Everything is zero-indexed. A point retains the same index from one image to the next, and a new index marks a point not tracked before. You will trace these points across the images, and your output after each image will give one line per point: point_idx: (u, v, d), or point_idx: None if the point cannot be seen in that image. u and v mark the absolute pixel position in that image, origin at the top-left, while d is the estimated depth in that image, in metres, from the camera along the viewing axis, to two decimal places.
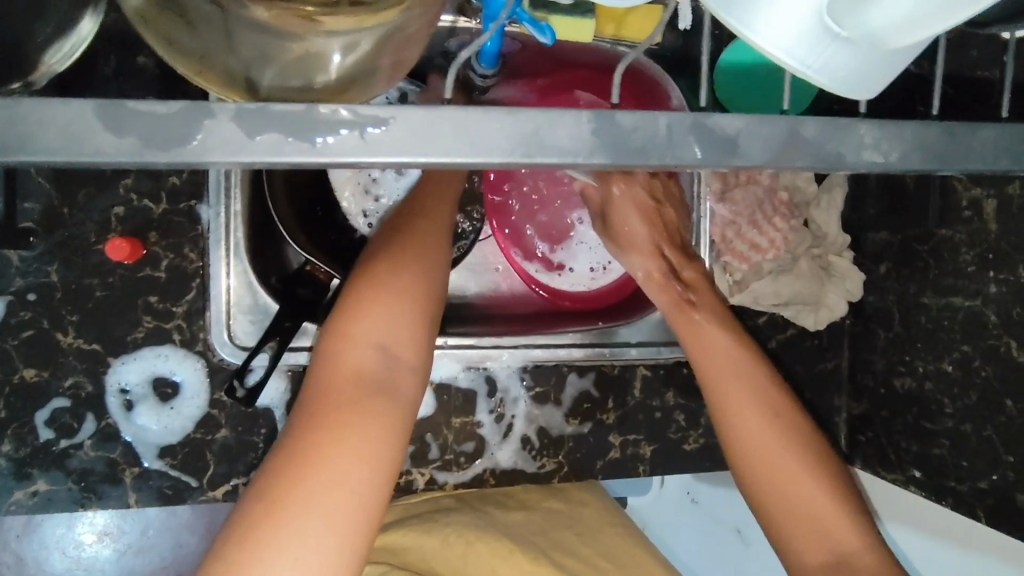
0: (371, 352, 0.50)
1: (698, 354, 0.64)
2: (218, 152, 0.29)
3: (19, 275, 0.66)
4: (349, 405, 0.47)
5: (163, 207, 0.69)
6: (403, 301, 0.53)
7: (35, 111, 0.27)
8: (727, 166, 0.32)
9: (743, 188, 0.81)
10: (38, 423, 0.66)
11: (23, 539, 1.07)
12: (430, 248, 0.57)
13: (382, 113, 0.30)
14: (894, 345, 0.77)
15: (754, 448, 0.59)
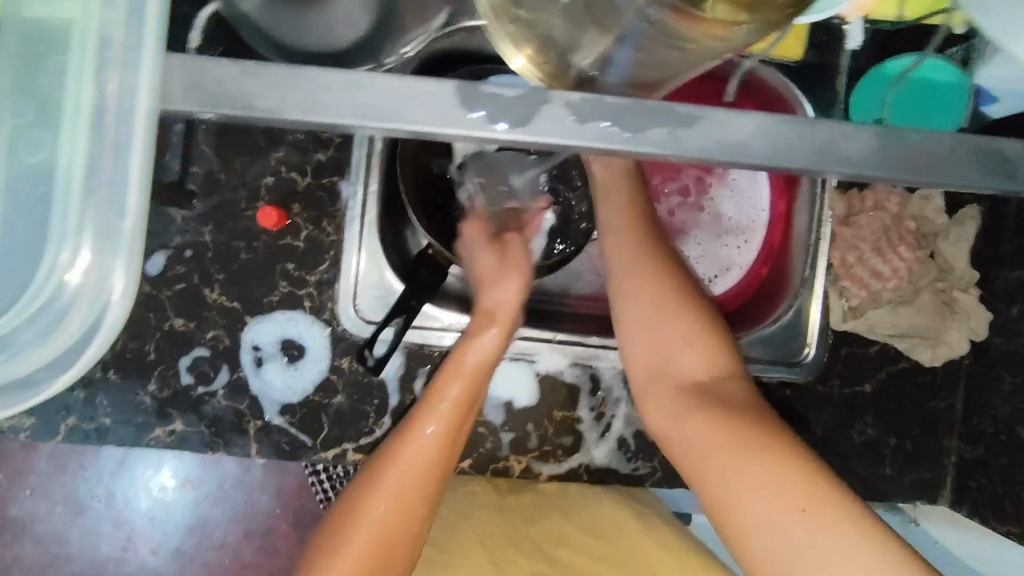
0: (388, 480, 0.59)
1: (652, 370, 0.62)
2: (554, 133, 0.36)
3: (179, 232, 0.72)
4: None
5: (308, 181, 0.74)
6: (400, 489, 0.59)
7: (422, 88, 0.36)
8: (1004, 186, 0.38)
9: (869, 214, 0.79)
10: (180, 368, 0.73)
11: (116, 476, 1.16)
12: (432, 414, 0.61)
13: (695, 113, 0.36)
14: (1021, 391, 0.73)
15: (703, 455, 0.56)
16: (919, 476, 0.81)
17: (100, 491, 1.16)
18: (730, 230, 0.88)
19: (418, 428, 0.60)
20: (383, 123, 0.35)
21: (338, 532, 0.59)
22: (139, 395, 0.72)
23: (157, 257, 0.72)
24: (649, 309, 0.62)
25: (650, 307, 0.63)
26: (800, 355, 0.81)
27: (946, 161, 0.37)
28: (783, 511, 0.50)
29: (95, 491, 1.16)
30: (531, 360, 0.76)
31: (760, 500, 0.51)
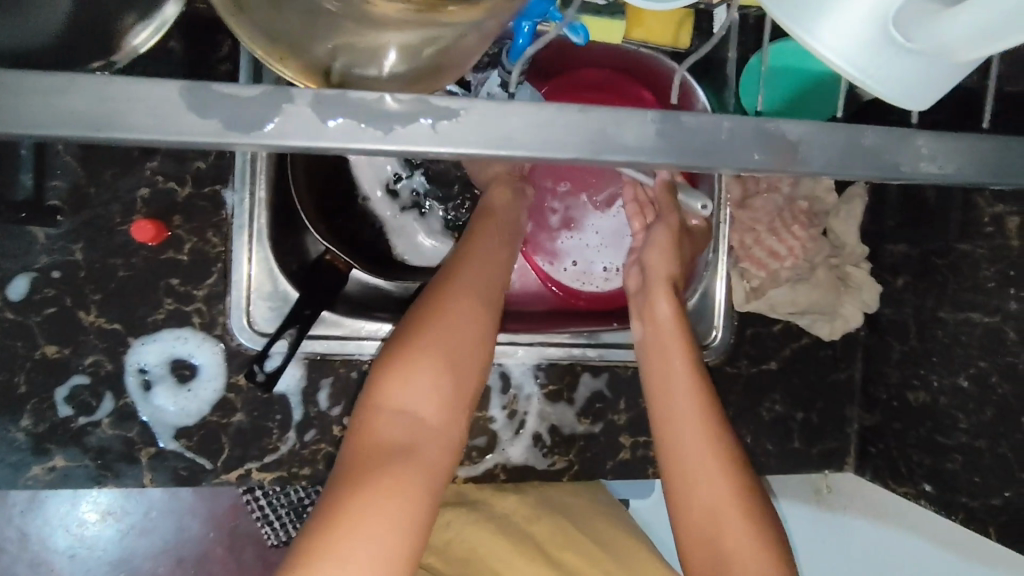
0: (402, 404, 0.54)
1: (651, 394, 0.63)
2: (293, 133, 0.31)
3: (44, 252, 0.66)
4: (383, 466, 0.51)
5: (188, 190, 0.69)
6: (431, 366, 0.54)
7: (125, 91, 0.30)
8: (788, 172, 0.35)
9: (763, 196, 0.80)
10: (57, 399, 0.67)
11: (27, 515, 1.08)
12: (472, 296, 0.57)
13: (453, 105, 0.33)
14: (909, 358, 0.77)
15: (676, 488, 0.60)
16: (825, 446, 0.84)
17: (10, 533, 1.08)
18: None
19: (431, 346, 0.55)
20: (81, 133, 0.30)
21: (366, 428, 0.53)
22: (12, 432, 0.67)
23: (20, 281, 0.66)
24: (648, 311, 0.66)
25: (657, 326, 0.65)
26: (709, 337, 0.82)
27: (729, 146, 0.34)
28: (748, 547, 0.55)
29: (5, 534, 1.08)
30: None
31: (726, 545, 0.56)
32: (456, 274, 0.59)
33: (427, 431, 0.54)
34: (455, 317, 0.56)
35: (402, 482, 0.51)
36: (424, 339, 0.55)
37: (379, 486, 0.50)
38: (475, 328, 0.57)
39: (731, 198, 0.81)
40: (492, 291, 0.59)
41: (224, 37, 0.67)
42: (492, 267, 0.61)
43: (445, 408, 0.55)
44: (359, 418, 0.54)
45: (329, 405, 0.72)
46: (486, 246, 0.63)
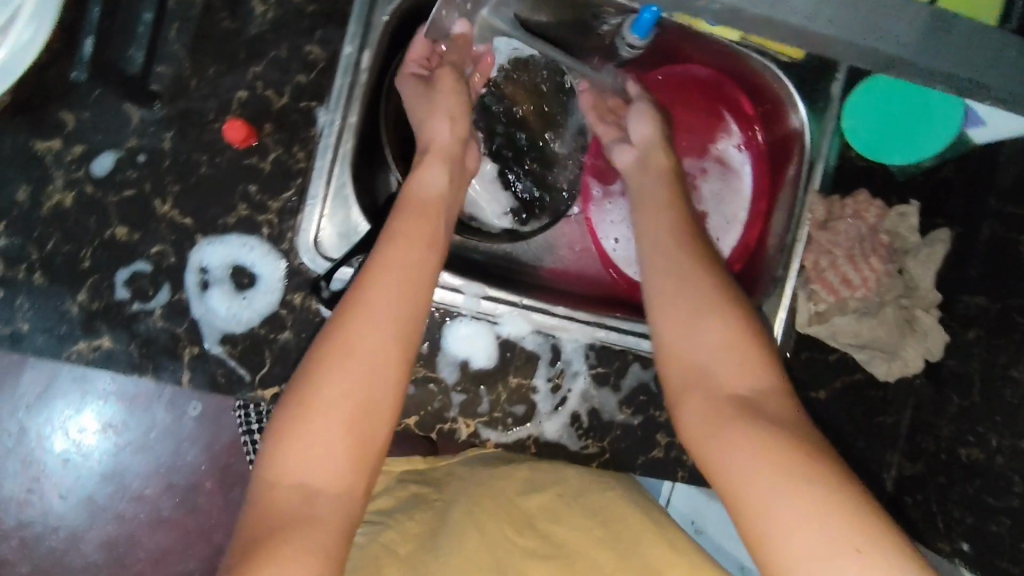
0: (294, 478, 0.52)
1: (682, 399, 0.59)
2: None
3: (135, 134, 0.66)
4: (271, 540, 0.50)
5: (284, 102, 0.69)
6: (325, 418, 0.53)
7: None
8: None
9: (847, 221, 0.78)
10: (117, 281, 0.67)
11: (32, 411, 1.12)
12: (360, 344, 0.56)
13: None
14: (967, 413, 0.74)
15: (719, 471, 0.54)
16: None
17: (11, 425, 1.11)
18: (712, 220, 0.86)
19: (322, 407, 0.54)
20: None
21: (266, 496, 0.53)
22: (66, 304, 0.67)
23: (106, 157, 0.66)
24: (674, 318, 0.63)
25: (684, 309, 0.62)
26: None
27: None
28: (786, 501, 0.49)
29: (6, 425, 1.11)
30: (494, 322, 0.74)
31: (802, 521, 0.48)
32: (353, 320, 0.57)
33: (325, 494, 0.52)
34: (344, 376, 0.55)
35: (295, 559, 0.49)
36: (315, 399, 0.54)
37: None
38: (374, 378, 0.55)
39: (814, 218, 0.79)
40: (392, 330, 0.57)
41: None
42: (404, 299, 0.58)
43: (349, 474, 0.53)
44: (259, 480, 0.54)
45: None
46: (401, 267, 0.60)
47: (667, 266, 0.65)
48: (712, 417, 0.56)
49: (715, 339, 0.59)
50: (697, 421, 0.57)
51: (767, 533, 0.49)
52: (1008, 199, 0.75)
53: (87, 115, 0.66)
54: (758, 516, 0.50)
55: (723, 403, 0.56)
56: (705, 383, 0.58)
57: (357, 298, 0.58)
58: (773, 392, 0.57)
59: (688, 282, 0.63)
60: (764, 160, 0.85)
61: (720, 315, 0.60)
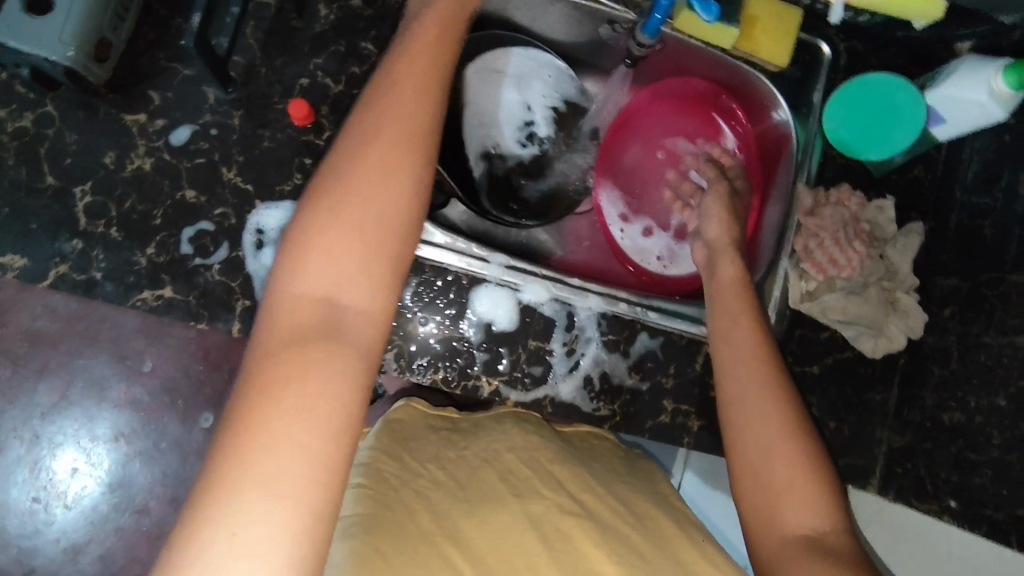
0: (314, 293, 0.49)
1: (732, 445, 0.64)
2: None
3: (209, 111, 0.77)
4: (302, 352, 0.46)
5: (340, 89, 0.79)
6: (351, 227, 0.50)
7: None
8: None
9: (832, 207, 0.87)
10: (183, 237, 0.75)
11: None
12: (393, 149, 0.53)
13: None
14: (948, 381, 0.82)
15: (758, 515, 0.60)
16: (849, 460, 0.88)
17: (22, 432, 1.11)
18: None
19: (339, 233, 0.50)
20: None
21: (287, 311, 0.49)
22: (136, 256, 0.74)
23: (183, 130, 0.76)
24: (737, 378, 0.66)
25: (748, 400, 0.65)
26: None
27: None
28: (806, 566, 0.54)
29: (16, 432, 1.11)
30: (516, 289, 0.81)
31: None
32: (367, 146, 0.53)
33: (357, 311, 0.50)
34: (368, 187, 0.52)
35: (320, 379, 0.46)
36: (340, 212, 0.51)
37: (300, 392, 0.45)
38: (385, 202, 0.52)
39: (802, 206, 0.88)
40: (407, 163, 0.53)
41: None
42: (404, 101, 0.55)
43: (378, 288, 0.51)
44: (272, 301, 0.50)
45: (410, 302, 0.78)
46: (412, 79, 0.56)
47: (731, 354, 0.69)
48: (762, 487, 0.61)
49: (765, 425, 0.63)
50: (748, 487, 0.62)
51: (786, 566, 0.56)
52: (972, 191, 0.85)
53: (170, 94, 0.76)
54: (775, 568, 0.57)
55: (779, 472, 0.60)
56: (752, 453, 0.62)
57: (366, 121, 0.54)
58: (826, 503, 0.59)
59: (735, 365, 0.67)
60: (756, 162, 0.95)
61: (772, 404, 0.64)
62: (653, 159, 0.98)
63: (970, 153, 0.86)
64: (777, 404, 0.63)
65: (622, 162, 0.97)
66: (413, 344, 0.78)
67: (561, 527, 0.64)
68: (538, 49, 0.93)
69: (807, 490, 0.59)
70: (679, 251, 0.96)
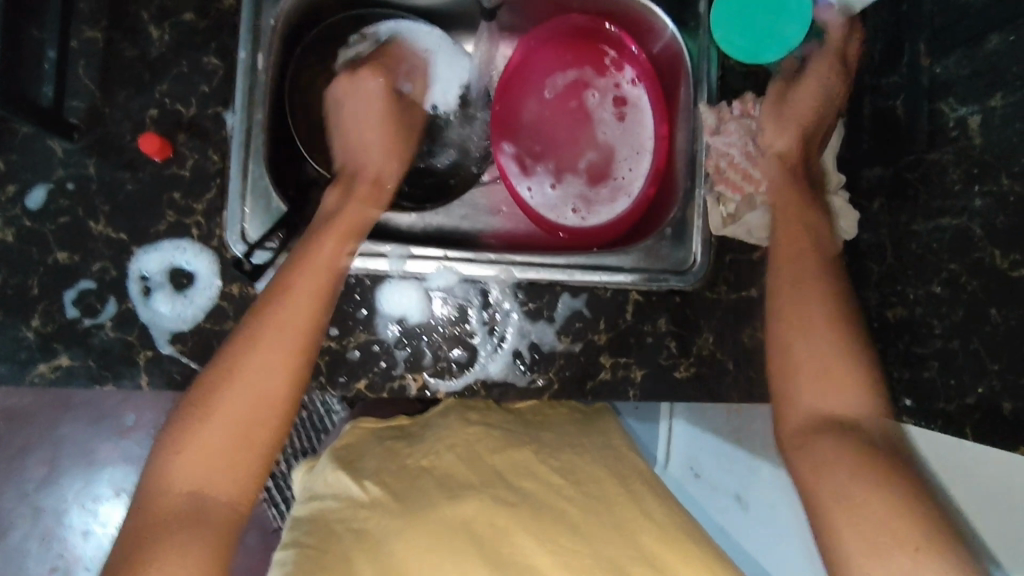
0: (181, 485, 0.56)
1: (794, 350, 0.64)
2: None
3: (61, 165, 0.72)
4: (167, 529, 0.54)
5: (193, 111, 0.75)
6: (225, 415, 0.58)
7: None
8: None
9: (737, 121, 0.82)
10: (65, 301, 0.72)
11: (41, 491, 1.27)
12: (271, 346, 0.60)
13: None
14: (887, 277, 0.77)
15: (802, 451, 0.60)
16: None
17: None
18: (621, 153, 0.92)
19: (224, 421, 0.57)
20: None
21: (154, 504, 0.55)
22: (22, 331, 0.71)
23: (38, 191, 0.72)
24: (793, 303, 0.67)
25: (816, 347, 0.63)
26: (688, 263, 0.83)
27: None
28: (869, 490, 0.55)
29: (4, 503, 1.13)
30: (423, 279, 0.78)
31: (872, 499, 0.55)
32: (253, 348, 0.60)
33: (213, 496, 0.56)
34: (245, 377, 0.59)
35: (190, 542, 0.53)
36: (212, 405, 0.58)
37: (165, 565, 0.52)
38: (271, 392, 0.59)
39: (707, 126, 0.83)
40: (284, 363, 0.61)
41: None
42: (311, 289, 0.64)
43: (236, 475, 0.57)
44: (145, 486, 0.56)
45: None
46: (323, 255, 0.67)
47: (793, 298, 0.67)
48: (813, 410, 0.62)
49: (818, 352, 0.63)
50: (788, 397, 0.64)
51: (840, 486, 0.56)
52: (880, 72, 0.79)
53: (16, 157, 0.72)
54: (818, 480, 0.58)
55: (822, 390, 0.62)
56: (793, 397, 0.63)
57: (261, 309, 0.62)
58: (871, 404, 0.61)
59: (793, 290, 0.67)
60: (659, 86, 0.88)
61: (842, 345, 0.63)
62: (550, 106, 0.93)
63: (873, 30, 0.80)
64: (830, 329, 0.64)
65: (518, 116, 0.92)
66: (330, 357, 0.75)
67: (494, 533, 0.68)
68: (409, 20, 0.88)
69: (851, 396, 0.61)
70: (593, 199, 0.92)
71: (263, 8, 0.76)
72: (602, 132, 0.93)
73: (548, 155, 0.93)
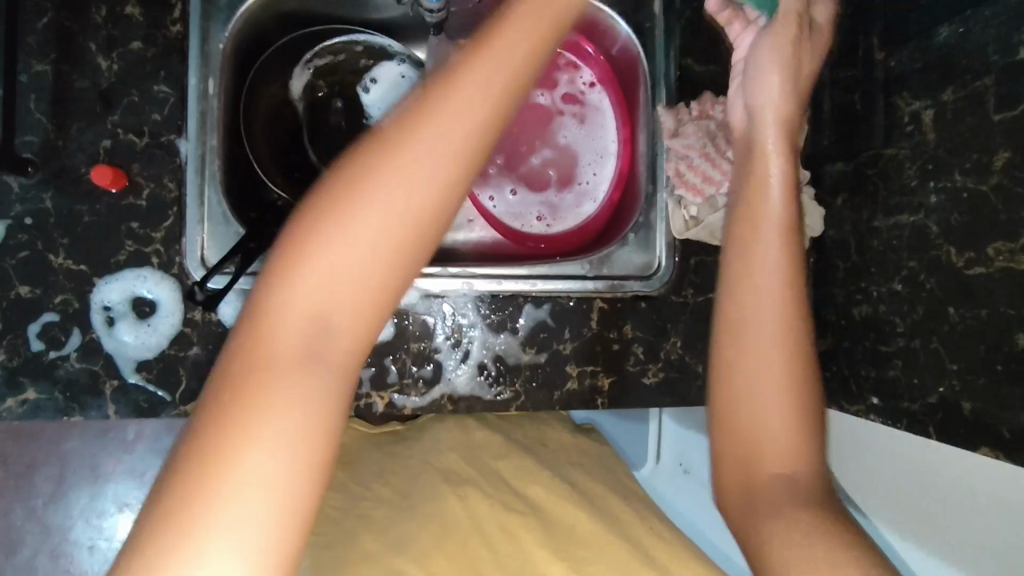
0: (304, 314, 0.38)
1: (733, 359, 0.51)
2: None
3: (18, 200, 0.73)
4: (269, 385, 0.37)
5: (146, 141, 0.75)
6: (405, 215, 0.39)
7: None
8: None
9: (695, 123, 0.80)
10: (29, 335, 0.73)
11: (50, 507, 1.29)
12: (460, 115, 0.40)
13: None
14: (852, 275, 0.76)
15: (726, 389, 0.51)
16: None
17: None
18: (585, 158, 0.91)
19: (307, 271, 0.38)
20: None
21: (313, 214, 0.39)
22: None
23: None
24: (744, 282, 0.52)
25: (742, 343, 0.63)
26: (652, 267, 0.83)
27: None
28: (789, 472, 0.48)
29: None
30: None
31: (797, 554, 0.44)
32: (418, 129, 0.40)
33: (353, 302, 0.39)
34: (423, 150, 0.39)
35: (287, 405, 0.37)
36: (386, 168, 0.39)
37: (261, 432, 0.36)
38: (427, 200, 0.39)
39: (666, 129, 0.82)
40: (472, 138, 0.41)
41: (175, 1, 0.76)
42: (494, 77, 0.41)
43: (389, 267, 0.39)
44: (258, 288, 0.39)
45: None
46: (509, 52, 0.42)
47: (746, 238, 0.54)
48: (743, 392, 0.50)
49: (763, 318, 0.51)
50: (727, 363, 0.51)
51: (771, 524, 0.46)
52: (839, 66, 0.77)
53: None
54: (739, 470, 0.50)
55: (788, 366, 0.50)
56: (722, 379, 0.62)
57: (442, 86, 0.41)
58: (813, 409, 0.50)
59: (749, 265, 0.53)
60: (620, 90, 0.88)
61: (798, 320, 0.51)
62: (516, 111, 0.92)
63: (831, 24, 0.78)
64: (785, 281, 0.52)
65: None
66: None
67: (507, 529, 0.72)
68: (359, 33, 0.87)
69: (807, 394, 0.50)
70: (559, 204, 0.92)
71: (211, 36, 0.76)
72: (566, 135, 0.92)
73: (513, 160, 0.93)
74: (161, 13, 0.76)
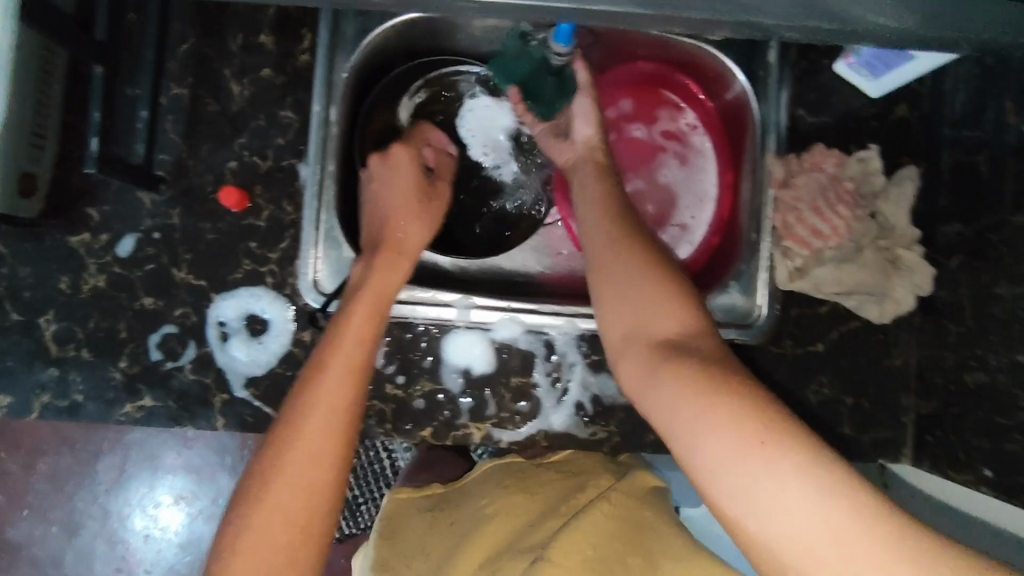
0: (283, 505, 0.53)
1: (608, 323, 0.60)
2: None
3: (149, 216, 0.76)
4: (271, 544, 0.52)
5: (268, 164, 0.78)
6: (324, 446, 0.55)
7: None
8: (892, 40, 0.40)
9: (807, 174, 0.81)
10: (150, 345, 0.76)
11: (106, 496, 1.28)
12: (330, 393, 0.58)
13: None
14: (965, 340, 0.74)
15: (669, 420, 0.50)
16: (876, 435, 0.82)
17: (94, 510, 1.18)
18: (683, 201, 0.91)
19: (315, 427, 0.56)
20: None
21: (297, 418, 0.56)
22: (110, 371, 0.75)
23: (127, 240, 0.76)
24: (610, 266, 0.62)
25: (623, 296, 0.60)
26: (752, 317, 0.82)
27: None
28: (689, 412, 0.48)
29: (90, 510, 1.18)
30: (488, 329, 0.79)
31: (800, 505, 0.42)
32: (331, 362, 0.59)
33: (313, 493, 0.54)
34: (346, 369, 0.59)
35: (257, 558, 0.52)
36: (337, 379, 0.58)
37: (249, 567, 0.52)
38: (317, 472, 0.55)
39: (775, 178, 0.81)
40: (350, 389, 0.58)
41: (306, 31, 0.79)
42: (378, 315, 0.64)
43: (323, 470, 0.55)
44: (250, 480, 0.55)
45: (385, 364, 0.77)
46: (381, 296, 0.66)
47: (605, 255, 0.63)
48: (626, 350, 0.57)
49: (636, 301, 0.58)
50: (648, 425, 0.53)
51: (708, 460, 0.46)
52: (962, 125, 0.76)
53: (109, 208, 0.76)
54: (713, 477, 0.46)
55: (651, 362, 0.54)
56: (621, 348, 0.58)
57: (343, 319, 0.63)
58: (692, 312, 0.57)
59: (610, 256, 0.63)
60: (724, 137, 0.88)
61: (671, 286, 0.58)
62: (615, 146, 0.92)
63: (955, 83, 0.78)
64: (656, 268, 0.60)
65: None
66: (394, 405, 0.77)
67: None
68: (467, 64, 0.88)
69: (695, 334, 0.55)
70: None
71: (335, 65, 0.78)
72: (665, 175, 0.92)
73: None
74: (292, 43, 0.79)
